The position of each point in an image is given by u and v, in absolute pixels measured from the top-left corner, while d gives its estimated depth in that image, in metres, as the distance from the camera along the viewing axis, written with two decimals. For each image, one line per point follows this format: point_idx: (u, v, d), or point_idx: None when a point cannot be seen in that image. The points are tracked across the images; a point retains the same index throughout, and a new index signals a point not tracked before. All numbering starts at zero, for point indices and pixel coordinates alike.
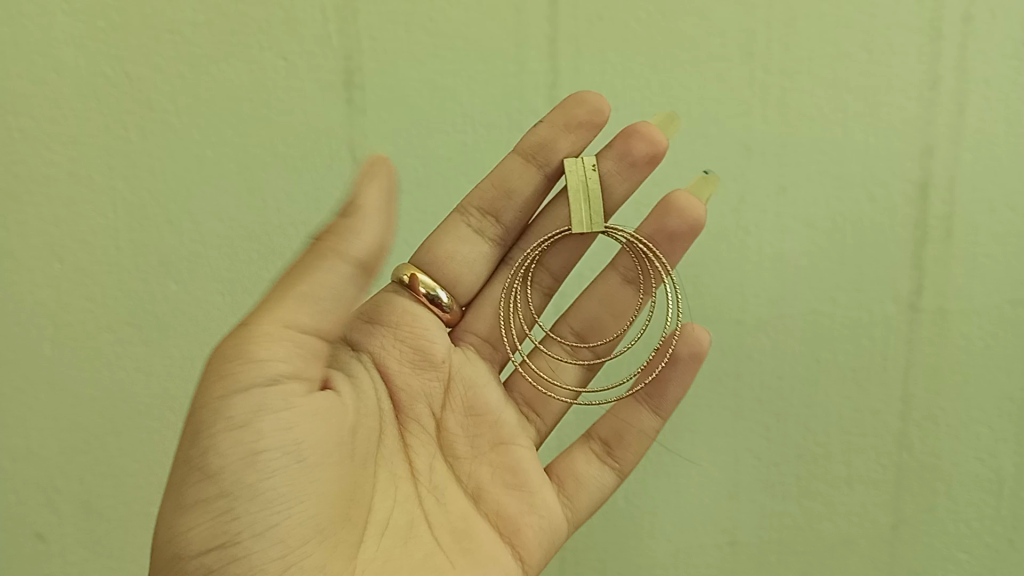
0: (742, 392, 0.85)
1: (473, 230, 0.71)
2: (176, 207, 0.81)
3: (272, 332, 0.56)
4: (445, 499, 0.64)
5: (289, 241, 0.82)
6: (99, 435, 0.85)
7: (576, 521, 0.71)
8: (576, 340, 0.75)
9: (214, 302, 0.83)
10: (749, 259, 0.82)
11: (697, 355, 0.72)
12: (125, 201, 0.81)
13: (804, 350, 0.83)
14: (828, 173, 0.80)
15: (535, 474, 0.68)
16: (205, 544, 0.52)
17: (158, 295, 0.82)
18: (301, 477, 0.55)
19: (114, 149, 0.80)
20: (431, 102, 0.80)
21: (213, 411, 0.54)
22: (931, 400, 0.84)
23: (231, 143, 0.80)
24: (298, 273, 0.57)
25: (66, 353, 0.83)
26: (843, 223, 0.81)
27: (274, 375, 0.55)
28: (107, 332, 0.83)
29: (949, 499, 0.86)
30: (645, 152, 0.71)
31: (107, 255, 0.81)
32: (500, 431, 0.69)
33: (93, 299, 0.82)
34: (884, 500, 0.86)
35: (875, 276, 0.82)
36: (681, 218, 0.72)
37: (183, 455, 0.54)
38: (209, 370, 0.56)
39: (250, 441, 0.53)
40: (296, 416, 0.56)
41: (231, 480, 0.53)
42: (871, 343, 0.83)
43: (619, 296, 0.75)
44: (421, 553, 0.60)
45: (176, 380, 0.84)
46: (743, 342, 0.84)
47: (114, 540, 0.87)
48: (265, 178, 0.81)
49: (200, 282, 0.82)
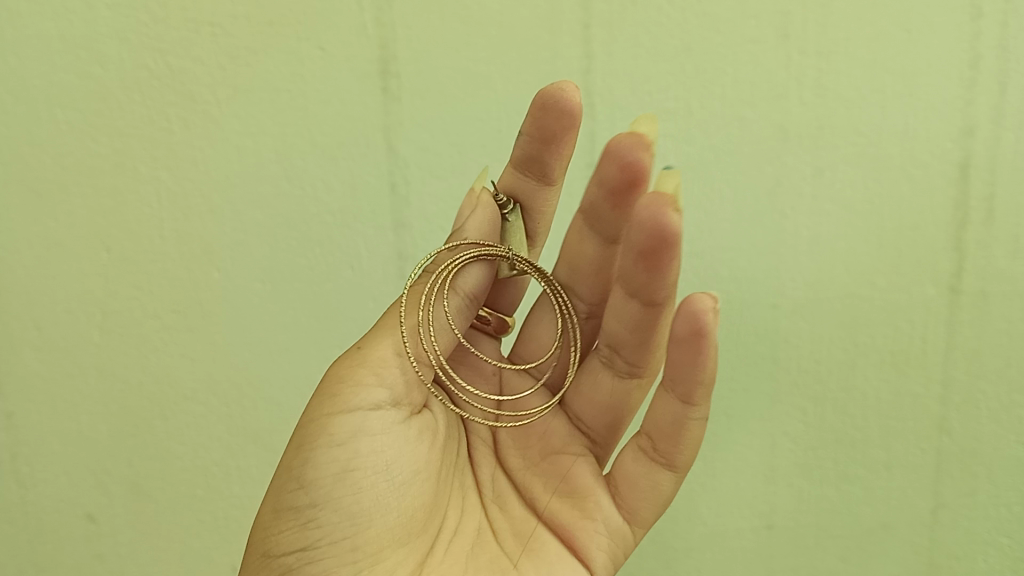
0: (778, 375, 0.84)
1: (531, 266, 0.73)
2: (218, 196, 0.83)
3: (381, 360, 0.59)
4: (510, 507, 0.65)
5: (327, 229, 0.84)
6: (147, 419, 0.88)
7: (639, 521, 0.66)
8: (609, 349, 0.68)
9: (254, 290, 0.85)
10: (786, 242, 0.81)
11: (698, 333, 0.59)
12: (169, 191, 0.83)
13: (840, 334, 0.83)
14: (865, 155, 0.79)
15: (587, 479, 0.66)
16: (290, 545, 0.56)
17: (202, 283, 0.85)
18: (384, 497, 0.57)
19: (158, 141, 0.82)
20: (464, 89, 0.80)
21: (318, 429, 0.57)
22: (972, 384, 0.83)
23: (269, 135, 0.81)
24: (408, 305, 0.62)
25: (115, 339, 0.86)
26: (881, 205, 0.80)
27: (376, 400, 0.58)
28: (154, 319, 0.85)
29: (990, 483, 0.85)
30: (614, 169, 0.63)
31: (153, 244, 0.84)
32: (552, 442, 0.68)
33: (140, 287, 0.85)
34: (923, 484, 0.86)
35: (913, 259, 0.81)
36: (638, 224, 0.59)
37: (284, 461, 0.58)
38: (324, 387, 0.60)
39: (343, 460, 0.57)
40: (389, 438, 0.58)
41: (322, 493, 0.56)
42: (911, 327, 0.82)
43: (623, 307, 0.64)
44: (487, 557, 0.62)
45: (220, 365, 0.87)
46: (779, 326, 0.83)
47: (162, 521, 0.90)
48: (304, 167, 0.82)
49: (242, 271, 0.84)
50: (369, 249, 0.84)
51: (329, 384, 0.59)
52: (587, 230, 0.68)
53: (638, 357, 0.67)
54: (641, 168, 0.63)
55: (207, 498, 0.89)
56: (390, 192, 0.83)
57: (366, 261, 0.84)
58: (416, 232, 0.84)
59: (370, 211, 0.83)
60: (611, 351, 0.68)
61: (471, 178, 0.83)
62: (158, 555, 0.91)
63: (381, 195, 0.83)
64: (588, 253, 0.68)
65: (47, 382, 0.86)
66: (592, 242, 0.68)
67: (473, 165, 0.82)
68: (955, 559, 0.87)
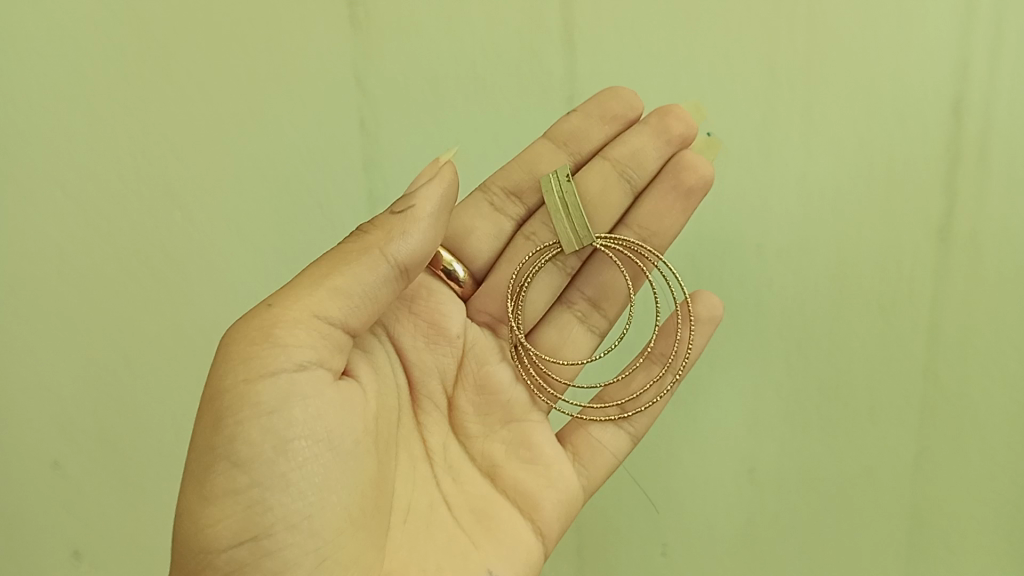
0: (761, 322, 0.82)
1: (497, 213, 0.69)
2: (180, 137, 0.79)
3: (302, 318, 0.52)
4: (462, 479, 0.62)
5: (300, 183, 0.80)
6: (110, 370, 0.84)
7: (590, 488, 0.67)
8: (588, 306, 0.70)
9: (220, 235, 0.81)
10: (775, 197, 0.79)
11: (713, 319, 0.70)
12: (128, 132, 0.79)
13: (828, 282, 0.80)
14: (856, 95, 0.76)
15: (550, 447, 0.65)
16: (238, 535, 0.49)
17: (165, 227, 0.81)
18: (326, 471, 0.52)
19: (115, 79, 0.78)
20: (438, 24, 0.77)
21: (239, 396, 0.50)
22: (959, 338, 0.82)
23: (233, 84, 0.78)
24: (336, 263, 0.54)
25: (80, 302, 0.83)
26: (871, 147, 0.77)
27: (305, 360, 0.52)
28: (115, 265, 0.82)
29: (980, 439, 0.84)
30: (679, 133, 0.67)
31: (111, 186, 0.80)
32: (513, 409, 0.66)
33: (103, 248, 0.81)
34: (908, 435, 0.84)
35: (904, 203, 0.78)
36: (694, 176, 0.66)
37: (205, 442, 0.51)
38: (234, 350, 0.52)
39: (280, 431, 0.50)
40: (325, 404, 0.52)
41: (266, 474, 0.50)
42: (901, 284, 0.80)
43: (623, 266, 0.69)
44: (444, 537, 0.58)
45: (186, 313, 0.83)
46: (763, 273, 0.81)
47: (130, 473, 0.87)
48: (269, 104, 0.78)
49: (210, 228, 0.81)
50: (339, 192, 0.81)
51: (248, 342, 0.52)
52: (614, 179, 0.68)
53: (614, 316, 0.71)
54: (688, 133, 0.67)
55: (178, 446, 0.87)
56: (360, 137, 0.79)
57: (337, 204, 0.81)
58: (387, 174, 0.80)
59: (340, 152, 0.79)
60: (588, 309, 0.70)
61: (446, 118, 0.79)
62: (134, 524, 0.88)
63: (353, 146, 0.79)
64: (612, 203, 0.68)
65: (10, 334, 0.84)
66: (615, 192, 0.68)
67: (448, 104, 0.79)
68: (940, 511, 0.85)
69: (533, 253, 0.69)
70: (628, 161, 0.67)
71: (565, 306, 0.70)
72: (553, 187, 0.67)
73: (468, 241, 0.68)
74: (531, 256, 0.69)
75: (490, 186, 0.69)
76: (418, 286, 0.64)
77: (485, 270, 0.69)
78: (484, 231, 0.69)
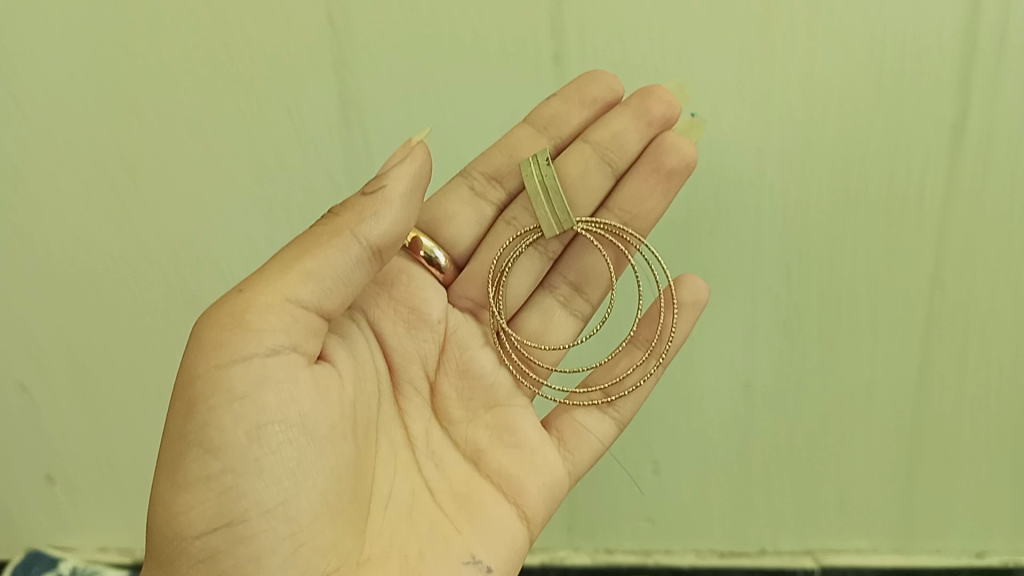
0: (749, 304, 0.77)
1: (477, 198, 0.65)
2: (108, 109, 0.72)
3: (272, 303, 0.48)
4: (445, 465, 0.59)
5: (260, 165, 0.73)
6: (80, 335, 0.84)
7: (575, 475, 0.63)
8: (570, 290, 0.67)
9: (165, 212, 0.76)
10: (767, 170, 0.70)
11: (698, 303, 0.66)
12: (55, 105, 0.72)
13: (819, 262, 0.74)
14: (866, 49, 0.65)
15: (533, 432, 0.61)
16: (211, 522, 0.46)
17: (109, 205, 0.76)
18: (302, 456, 0.48)
19: (28, 45, 0.70)
20: None
21: (207, 385, 0.46)
22: (961, 320, 0.75)
23: (170, 62, 0.69)
24: (307, 244, 0.50)
25: (59, 297, 0.82)
26: (876, 114, 0.67)
27: (277, 344, 0.48)
28: (66, 241, 0.79)
29: (971, 415, 0.80)
30: (661, 113, 0.62)
31: (51, 163, 0.75)
32: (496, 393, 0.62)
33: (70, 247, 0.79)
34: (895, 409, 0.81)
35: (911, 177, 0.69)
36: (676, 157, 0.62)
37: (175, 428, 0.47)
38: (202, 337, 0.48)
39: (251, 416, 0.47)
40: (300, 390, 0.49)
41: (238, 460, 0.46)
42: (900, 264, 0.73)
43: (606, 249, 0.66)
44: (426, 524, 0.55)
45: (146, 287, 0.80)
46: (751, 256, 0.74)
47: (116, 420, 0.90)
48: (194, 66, 0.69)
49: (179, 220, 0.76)
50: (284, 162, 0.73)
51: (215, 328, 0.48)
52: (594, 162, 0.64)
53: (597, 300, 0.68)
54: (671, 114, 0.62)
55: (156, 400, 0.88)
56: (299, 100, 0.70)
57: (283, 173, 0.73)
58: (336, 139, 0.71)
59: (279, 117, 0.71)
60: (571, 293, 0.68)
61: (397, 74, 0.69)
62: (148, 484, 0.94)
63: (311, 120, 0.71)
64: (594, 186, 0.64)
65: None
66: (596, 175, 0.64)
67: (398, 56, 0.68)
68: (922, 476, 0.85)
69: (513, 238, 0.65)
70: (609, 145, 0.63)
71: (547, 292, 0.67)
72: (534, 172, 0.63)
73: (447, 227, 0.64)
74: (510, 242, 0.65)
75: (471, 171, 0.65)
76: (398, 271, 0.60)
77: (467, 255, 0.65)
78: (463, 216, 0.64)
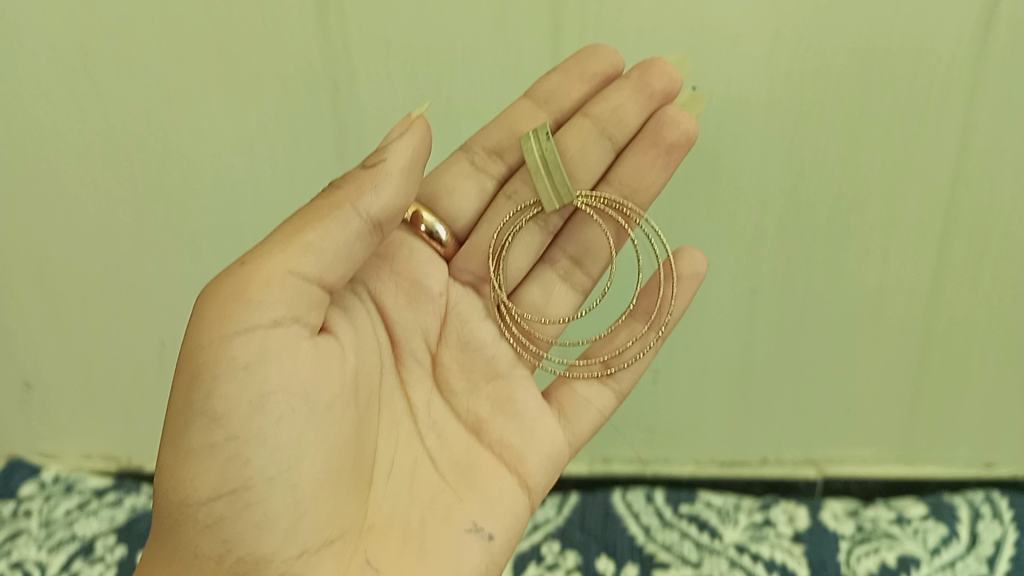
0: (751, 247, 0.81)
1: (478, 172, 0.65)
2: (131, 60, 0.74)
3: (274, 274, 0.48)
4: (447, 434, 0.59)
5: (278, 108, 0.75)
6: (110, 269, 0.89)
7: (576, 445, 0.65)
8: (570, 264, 0.68)
9: (189, 157, 0.79)
10: (773, 119, 0.72)
11: (697, 275, 0.66)
12: (79, 56, 0.75)
13: (820, 206, 0.78)
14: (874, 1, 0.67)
15: (534, 402, 0.62)
16: (214, 491, 0.46)
17: (136, 150, 0.79)
18: (305, 427, 0.48)
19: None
20: None
21: (211, 356, 0.47)
22: (954, 250, 0.81)
23: (190, 16, 0.71)
24: (309, 216, 0.50)
25: (84, 234, 0.87)
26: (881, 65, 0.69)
27: (280, 316, 0.48)
28: (96, 184, 0.83)
29: (961, 334, 0.88)
30: (661, 87, 0.62)
31: (77, 110, 0.78)
32: (497, 364, 0.63)
33: (85, 172, 0.82)
34: (888, 333, 0.88)
35: (914, 123, 0.73)
36: (677, 131, 0.62)
37: (179, 397, 0.48)
38: (207, 309, 0.48)
39: (256, 387, 0.47)
40: (303, 361, 0.49)
41: (242, 428, 0.47)
42: (898, 202, 0.78)
43: (606, 224, 0.66)
44: (429, 495, 0.56)
45: (171, 225, 0.85)
46: (753, 201, 0.78)
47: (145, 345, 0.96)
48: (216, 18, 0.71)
49: (201, 164, 0.80)
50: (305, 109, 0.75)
51: (220, 299, 0.48)
52: (593, 136, 0.63)
53: (597, 273, 0.68)
54: (670, 88, 0.63)
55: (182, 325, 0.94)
56: (319, 49, 0.72)
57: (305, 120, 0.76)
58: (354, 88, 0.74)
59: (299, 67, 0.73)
60: (571, 266, 0.68)
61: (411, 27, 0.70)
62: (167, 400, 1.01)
63: (327, 69, 0.73)
64: (594, 160, 0.64)
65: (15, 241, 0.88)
66: (596, 149, 0.64)
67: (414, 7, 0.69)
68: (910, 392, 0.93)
69: (513, 212, 0.65)
70: (610, 119, 0.62)
71: (547, 266, 0.68)
72: (534, 146, 0.62)
73: (447, 201, 0.64)
74: (511, 216, 0.65)
75: (472, 146, 0.64)
76: (398, 244, 0.60)
77: (468, 229, 0.65)
78: (464, 190, 0.64)
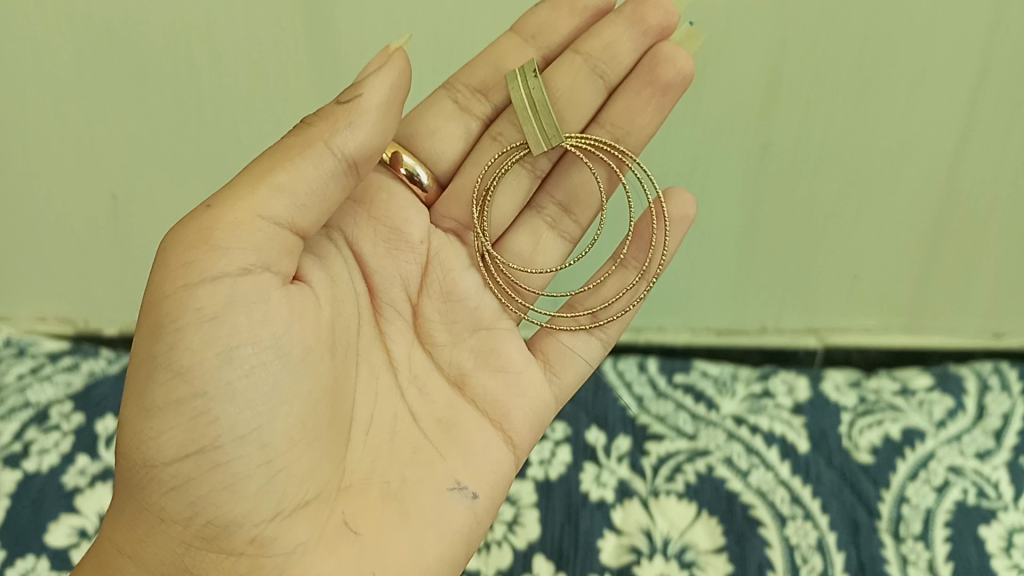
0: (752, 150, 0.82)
1: (463, 112, 0.62)
2: None
3: (242, 219, 0.46)
4: (428, 388, 0.57)
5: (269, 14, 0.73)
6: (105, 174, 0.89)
7: (563, 397, 0.63)
8: (558, 211, 0.66)
9: (181, 67, 0.78)
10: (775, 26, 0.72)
11: (685, 218, 0.65)
12: None
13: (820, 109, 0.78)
14: None
15: (517, 353, 0.61)
16: (180, 450, 0.45)
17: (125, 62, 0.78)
18: (277, 380, 0.46)
19: None
20: None
21: (174, 307, 0.44)
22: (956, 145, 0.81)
23: None
24: (278, 157, 0.47)
25: (77, 143, 0.86)
26: None
27: (248, 263, 0.46)
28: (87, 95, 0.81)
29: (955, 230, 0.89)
30: (656, 22, 0.60)
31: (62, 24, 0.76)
32: (479, 317, 0.61)
33: (75, 85, 0.81)
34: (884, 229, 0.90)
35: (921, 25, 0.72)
36: (672, 68, 0.60)
37: (142, 352, 0.46)
38: (170, 256, 0.46)
39: (224, 338, 0.45)
40: (275, 309, 0.47)
41: (208, 383, 0.45)
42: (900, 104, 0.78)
43: (596, 169, 0.64)
44: (409, 450, 0.54)
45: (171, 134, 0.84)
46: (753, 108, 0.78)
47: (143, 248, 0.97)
48: None
49: (193, 73, 0.78)
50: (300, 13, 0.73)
51: (183, 246, 0.45)
52: (584, 73, 0.61)
53: (585, 220, 0.66)
54: (666, 23, 0.60)
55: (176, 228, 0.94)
56: None
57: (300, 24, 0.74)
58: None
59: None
60: (558, 213, 0.66)
61: None
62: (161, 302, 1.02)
63: None
64: (584, 100, 0.62)
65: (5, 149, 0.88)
66: (586, 88, 0.62)
67: None
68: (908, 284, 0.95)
69: (499, 155, 0.62)
70: (601, 55, 0.60)
71: (533, 213, 0.65)
72: (520, 84, 0.60)
73: (430, 142, 0.61)
74: (496, 159, 0.62)
75: (456, 83, 0.62)
76: (377, 190, 0.57)
77: (451, 173, 0.63)
78: (448, 130, 0.62)
